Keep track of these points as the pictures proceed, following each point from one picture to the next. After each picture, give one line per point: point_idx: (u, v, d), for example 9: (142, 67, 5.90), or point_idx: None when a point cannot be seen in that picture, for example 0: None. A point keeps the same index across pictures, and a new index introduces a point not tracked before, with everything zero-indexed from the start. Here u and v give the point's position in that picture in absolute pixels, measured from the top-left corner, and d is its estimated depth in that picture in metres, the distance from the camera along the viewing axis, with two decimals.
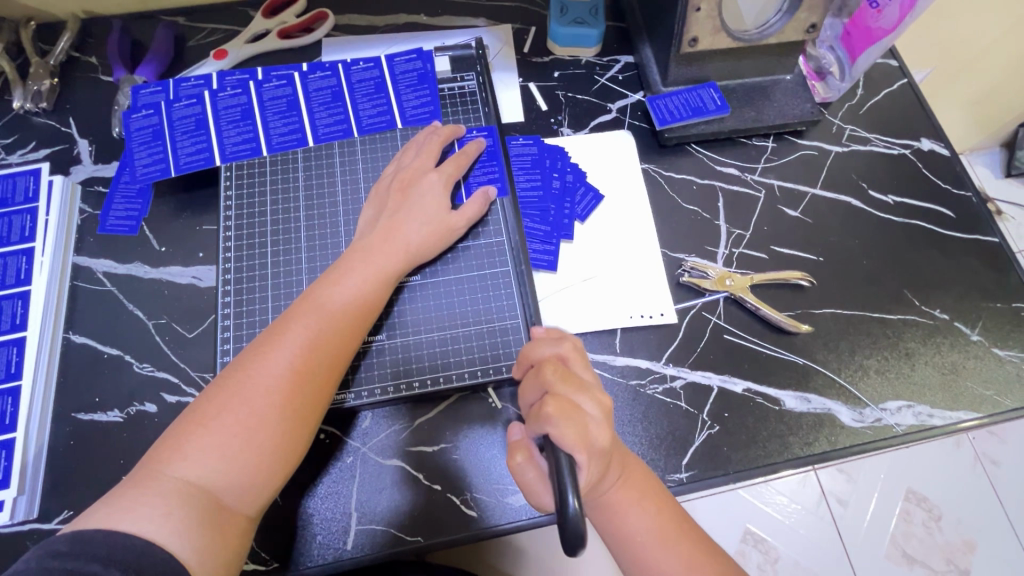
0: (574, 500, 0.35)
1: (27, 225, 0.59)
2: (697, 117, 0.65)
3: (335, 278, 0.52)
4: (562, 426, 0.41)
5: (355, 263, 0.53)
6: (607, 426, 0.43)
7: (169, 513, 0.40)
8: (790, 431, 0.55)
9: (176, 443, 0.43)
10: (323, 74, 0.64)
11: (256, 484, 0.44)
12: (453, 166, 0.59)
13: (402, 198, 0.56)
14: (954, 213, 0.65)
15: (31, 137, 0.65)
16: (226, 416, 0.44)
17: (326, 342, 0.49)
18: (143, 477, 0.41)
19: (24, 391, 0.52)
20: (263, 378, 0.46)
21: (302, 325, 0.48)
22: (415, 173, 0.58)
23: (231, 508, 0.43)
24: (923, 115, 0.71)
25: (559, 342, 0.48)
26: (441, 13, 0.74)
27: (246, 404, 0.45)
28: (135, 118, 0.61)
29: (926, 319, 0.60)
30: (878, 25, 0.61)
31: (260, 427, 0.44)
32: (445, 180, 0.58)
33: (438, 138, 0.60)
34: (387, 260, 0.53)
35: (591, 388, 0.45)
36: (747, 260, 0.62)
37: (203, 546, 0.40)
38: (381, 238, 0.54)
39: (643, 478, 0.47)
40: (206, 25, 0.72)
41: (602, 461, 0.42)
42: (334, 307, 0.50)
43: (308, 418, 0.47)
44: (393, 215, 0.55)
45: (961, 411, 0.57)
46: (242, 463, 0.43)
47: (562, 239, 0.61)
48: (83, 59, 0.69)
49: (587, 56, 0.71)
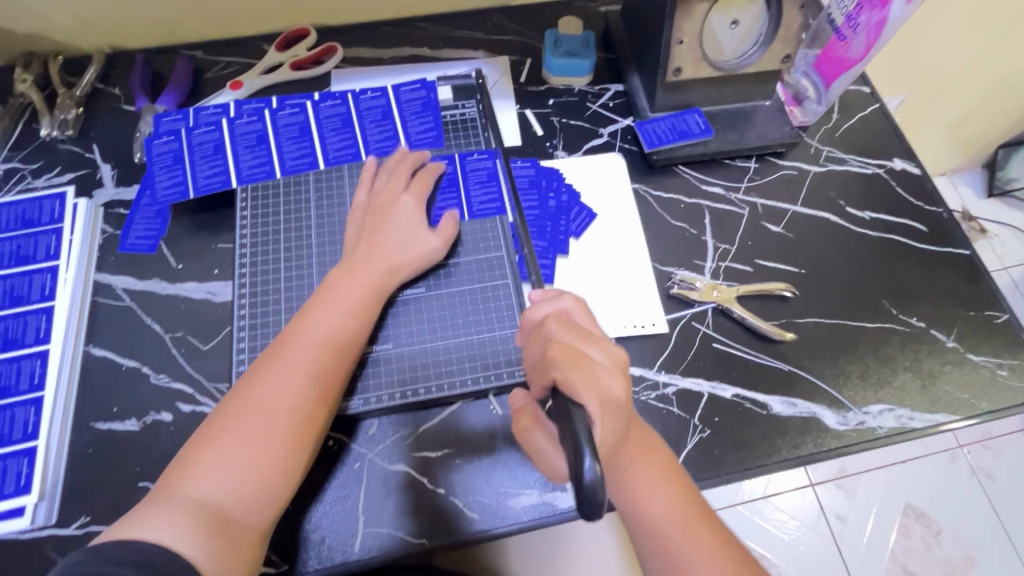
0: (591, 459, 0.35)
1: (51, 244, 0.62)
2: (684, 140, 0.70)
3: (321, 300, 0.55)
4: (571, 371, 0.42)
5: (338, 284, 0.56)
6: (618, 376, 0.45)
7: (186, 524, 0.42)
8: (778, 434, 0.58)
9: (185, 466, 0.46)
10: (334, 102, 0.69)
11: (265, 495, 0.46)
12: (421, 185, 0.62)
13: (380, 221, 0.60)
14: (928, 227, 0.70)
15: (57, 162, 0.69)
16: (223, 439, 0.47)
17: (316, 359, 0.51)
18: (152, 501, 0.44)
19: (46, 401, 0.55)
20: (253, 402, 0.48)
21: (292, 346, 0.51)
22: (389, 197, 0.61)
23: (243, 518, 0.45)
24: (895, 137, 0.75)
25: (560, 298, 0.51)
26: (443, 46, 0.79)
27: (247, 424, 0.47)
28: (157, 143, 0.65)
29: (904, 327, 0.64)
30: (848, 55, 0.66)
31: (261, 443, 0.47)
32: (418, 199, 0.61)
33: (407, 163, 0.63)
34: (372, 277, 0.56)
35: (599, 340, 0.47)
36: (734, 273, 0.66)
37: (217, 554, 0.42)
38: (363, 258, 0.57)
39: (660, 457, 0.50)
40: (222, 58, 0.77)
41: (617, 413, 0.43)
42: (319, 327, 0.53)
43: (308, 430, 0.49)
44: (373, 236, 0.59)
45: (941, 414, 0.60)
46: (243, 479, 0.46)
47: (558, 254, 0.65)
48: (107, 89, 0.74)
49: (579, 85, 0.76)
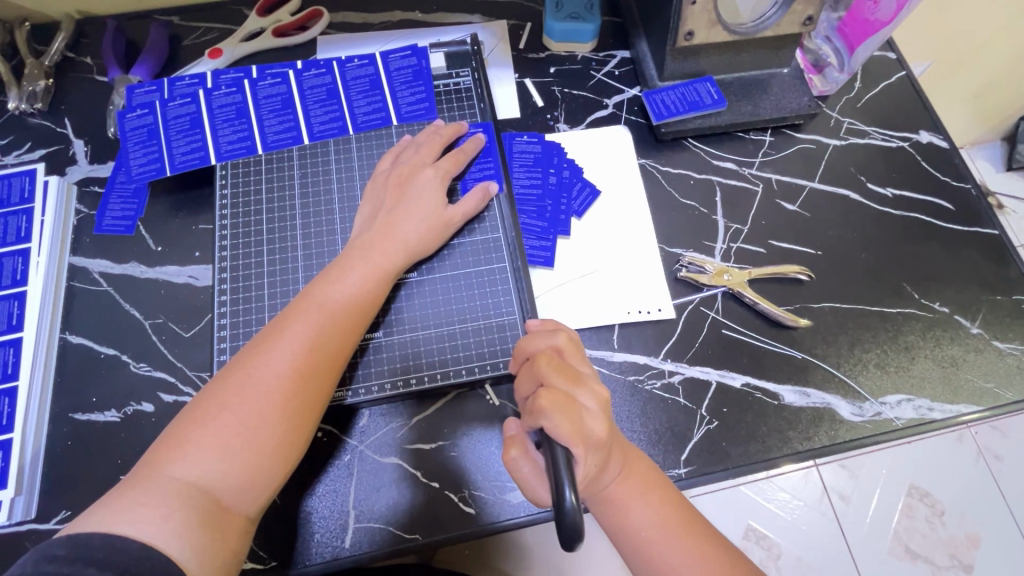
0: (571, 493, 0.35)
1: (22, 226, 0.59)
2: (694, 111, 0.65)
3: (334, 276, 0.51)
4: (558, 419, 0.40)
5: (354, 261, 0.52)
6: (604, 418, 0.42)
7: (172, 518, 0.39)
8: (789, 426, 0.55)
9: (175, 442, 0.43)
10: (318, 72, 0.64)
11: (257, 481, 0.44)
12: (450, 162, 0.59)
13: (400, 193, 0.56)
14: (954, 205, 0.65)
15: (27, 138, 0.65)
16: (225, 414, 0.44)
17: (329, 340, 0.49)
18: (143, 478, 0.41)
19: (21, 391, 0.52)
20: (262, 375, 0.46)
21: (303, 324, 0.48)
22: (412, 169, 0.57)
23: (232, 509, 0.42)
24: (921, 107, 0.70)
25: (554, 335, 0.47)
26: (436, 9, 0.73)
27: (247, 401, 0.45)
28: (130, 117, 0.61)
29: (925, 312, 0.60)
30: (875, 17, 0.60)
31: (262, 425, 0.44)
32: (441, 176, 0.57)
33: (440, 138, 0.60)
34: (388, 257, 0.53)
35: (588, 381, 0.44)
36: (745, 255, 0.62)
37: (203, 547, 0.40)
38: (379, 234, 0.54)
39: (643, 471, 0.47)
40: (200, 24, 0.72)
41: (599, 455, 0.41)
42: (333, 303, 0.50)
43: (310, 417, 0.47)
44: (391, 211, 0.55)
45: (962, 405, 0.57)
46: (240, 461, 0.43)
47: (559, 235, 0.61)
48: (79, 59, 0.69)
49: (583, 52, 0.71)
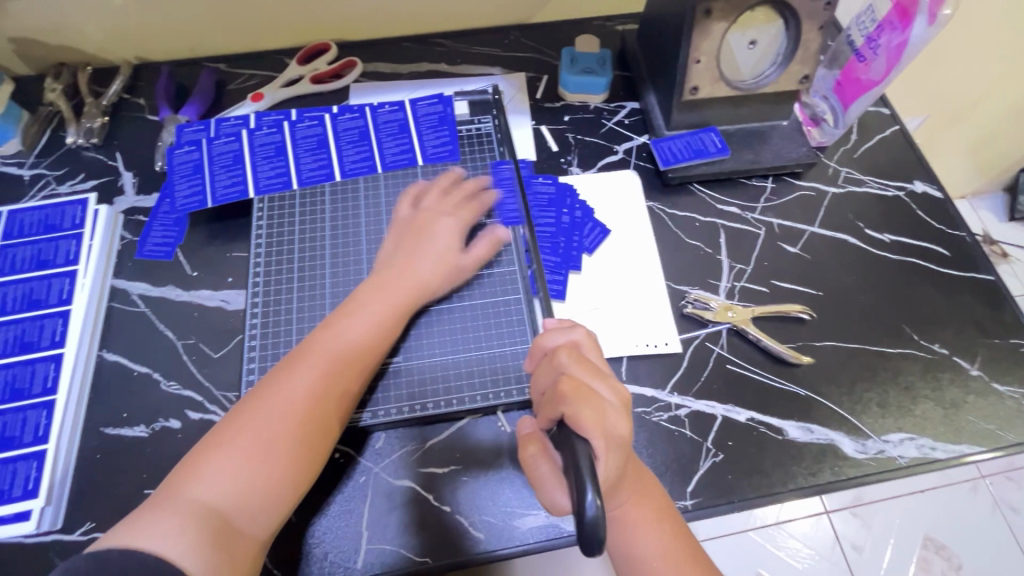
0: (593, 494, 0.33)
1: (71, 249, 0.63)
2: (698, 158, 0.69)
3: (350, 312, 0.55)
4: (580, 409, 0.39)
5: (371, 297, 0.56)
6: (625, 414, 0.41)
7: (186, 536, 0.41)
8: (794, 461, 0.56)
9: (192, 469, 0.45)
10: (352, 116, 0.70)
11: (269, 504, 0.45)
12: (469, 211, 0.63)
13: (417, 236, 0.60)
14: (949, 251, 0.68)
15: (80, 170, 0.70)
16: (242, 437, 0.46)
17: (340, 372, 0.51)
18: (161, 498, 0.43)
19: (58, 405, 0.55)
20: (280, 401, 0.48)
21: (317, 356, 0.51)
22: (429, 216, 0.61)
23: (243, 530, 0.44)
24: (914, 159, 0.74)
25: (571, 330, 0.46)
26: (460, 62, 0.80)
27: (265, 426, 0.47)
28: (179, 153, 0.67)
29: (925, 353, 0.62)
30: (867, 77, 0.65)
31: (273, 451, 0.46)
32: (458, 224, 0.61)
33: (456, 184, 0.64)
34: (403, 295, 0.57)
35: (607, 376, 0.43)
36: (749, 294, 0.65)
37: (215, 567, 0.41)
38: (396, 273, 0.57)
39: (659, 498, 0.47)
40: (244, 71, 0.78)
41: (622, 451, 0.40)
42: (351, 337, 0.53)
43: (321, 442, 0.49)
44: (409, 252, 0.59)
45: (964, 445, 0.58)
46: (254, 483, 0.45)
47: (570, 270, 0.64)
48: (133, 100, 0.76)
49: (595, 102, 0.76)
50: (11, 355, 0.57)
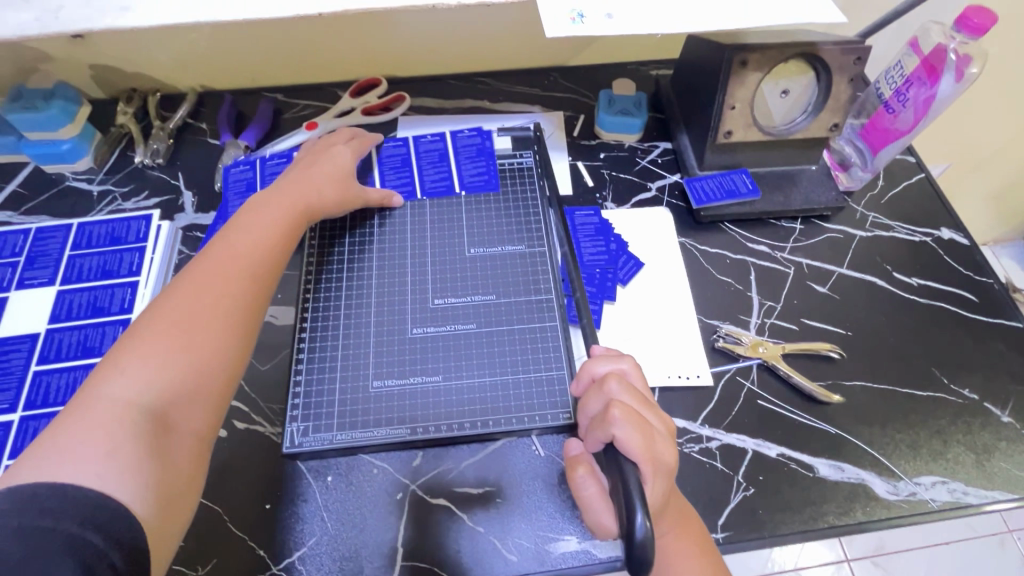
0: (642, 516, 0.34)
1: (135, 261, 0.67)
2: (730, 198, 0.72)
3: (248, 221, 0.55)
4: (631, 433, 0.40)
5: (264, 208, 0.57)
6: (670, 443, 0.43)
7: (108, 444, 0.39)
8: (825, 499, 0.57)
9: (101, 377, 0.43)
10: (396, 143, 0.74)
11: (197, 396, 0.45)
12: (359, 145, 0.69)
13: (314, 159, 0.65)
14: (978, 297, 0.69)
15: (145, 187, 0.75)
16: (154, 336, 0.45)
17: (255, 258, 0.52)
18: (71, 414, 0.41)
19: None
20: (190, 297, 0.48)
21: (217, 257, 0.51)
22: (327, 145, 0.67)
23: (176, 430, 0.43)
24: (941, 206, 0.76)
25: (620, 358, 0.48)
26: (502, 99, 0.84)
27: (173, 318, 0.46)
28: (234, 172, 0.72)
29: (955, 397, 0.63)
30: (895, 127, 0.68)
31: (195, 340, 0.46)
32: (351, 150, 0.67)
33: (352, 133, 0.70)
34: (291, 198, 0.58)
35: (655, 404, 0.44)
36: (779, 330, 0.66)
37: (148, 466, 0.40)
38: (277, 192, 0.59)
39: (698, 531, 0.48)
40: (300, 101, 0.84)
41: (668, 478, 0.41)
42: (256, 237, 0.54)
43: (238, 327, 0.49)
44: (304, 171, 0.62)
45: (997, 491, 0.58)
46: (171, 377, 0.44)
47: (605, 300, 0.66)
48: (197, 124, 0.81)
49: (629, 141, 0.80)
50: (73, 358, 0.60)
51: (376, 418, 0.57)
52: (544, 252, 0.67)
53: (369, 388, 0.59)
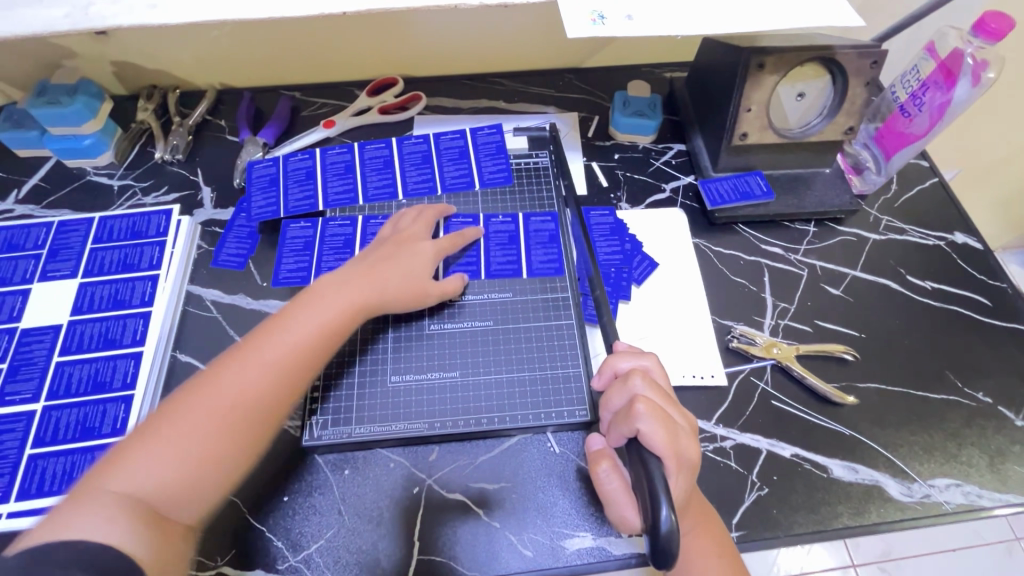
0: (668, 510, 0.34)
1: (154, 255, 0.67)
2: (745, 200, 0.72)
3: (312, 301, 0.53)
4: (654, 428, 0.40)
5: (334, 291, 0.54)
6: (695, 439, 0.42)
7: (113, 522, 0.40)
8: (839, 500, 0.57)
9: (121, 454, 0.43)
10: (416, 141, 0.75)
11: (200, 491, 0.45)
12: (448, 243, 0.63)
13: (396, 248, 0.60)
14: (992, 302, 0.69)
15: (164, 183, 0.76)
16: (182, 421, 0.45)
17: (294, 362, 0.50)
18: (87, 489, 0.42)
19: (135, 399, 0.58)
20: (232, 383, 0.47)
21: (274, 342, 0.50)
22: (413, 236, 0.62)
23: (172, 519, 0.43)
24: (955, 211, 0.77)
25: (642, 355, 0.48)
26: (518, 100, 0.85)
27: (204, 407, 0.46)
28: (258, 168, 0.72)
29: (969, 401, 0.63)
30: (909, 131, 0.69)
31: (218, 429, 0.46)
32: (436, 250, 0.62)
33: (434, 211, 0.66)
34: (359, 291, 0.55)
35: (678, 401, 0.44)
36: (793, 332, 0.67)
37: (148, 548, 0.41)
38: (355, 276, 0.56)
39: (718, 531, 0.48)
40: (318, 100, 0.85)
41: (691, 474, 0.41)
42: (313, 324, 0.52)
43: (267, 422, 0.48)
44: (381, 262, 0.58)
45: (1011, 495, 0.58)
46: (187, 467, 0.44)
47: (620, 300, 0.67)
48: (215, 121, 0.82)
49: (644, 143, 0.81)
50: (95, 350, 0.61)
51: (393, 413, 0.58)
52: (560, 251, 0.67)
53: (387, 383, 0.59)
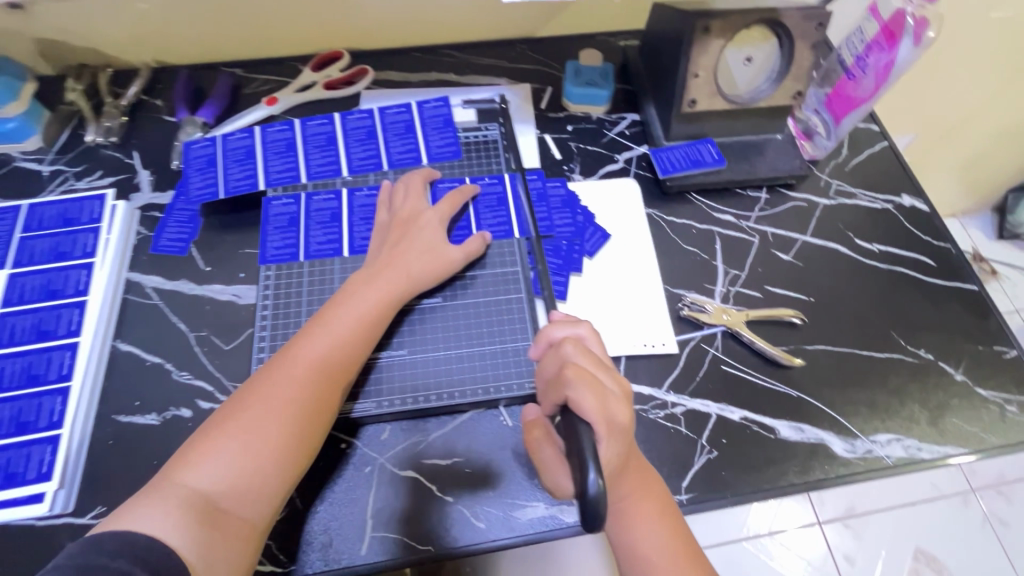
0: (595, 475, 0.35)
1: (89, 242, 0.65)
2: (696, 168, 0.72)
3: (342, 303, 0.57)
4: (582, 394, 0.40)
5: (362, 291, 0.58)
6: (626, 402, 0.43)
7: (177, 516, 0.44)
8: (785, 458, 0.58)
9: (189, 455, 0.48)
10: (360, 115, 0.72)
11: (260, 490, 0.48)
12: (448, 205, 0.65)
13: (402, 232, 0.62)
14: (936, 262, 0.71)
15: (98, 167, 0.72)
16: (238, 423, 0.49)
17: (337, 356, 0.54)
18: (159, 485, 0.46)
19: (73, 391, 0.57)
20: (280, 387, 0.51)
21: (315, 346, 0.54)
22: (412, 212, 0.64)
23: (235, 516, 0.47)
24: (903, 174, 0.78)
25: (576, 323, 0.48)
26: (468, 72, 0.83)
27: (257, 410, 0.50)
28: (195, 148, 0.70)
29: (912, 358, 0.64)
30: (857, 93, 0.68)
31: (269, 430, 0.50)
32: (439, 218, 0.63)
33: (421, 177, 0.66)
34: (385, 285, 0.58)
35: (611, 367, 0.45)
36: (744, 298, 0.67)
37: (203, 542, 0.44)
38: (379, 271, 0.59)
39: (658, 491, 0.49)
40: (260, 76, 0.81)
41: (623, 437, 0.41)
42: (348, 325, 0.56)
43: (316, 422, 0.52)
44: (394, 247, 0.61)
45: (950, 446, 0.60)
46: (244, 467, 0.48)
47: (572, 272, 0.66)
48: (152, 101, 0.78)
49: (597, 113, 0.79)
50: (28, 343, 0.58)
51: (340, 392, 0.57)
52: (511, 225, 0.67)
53: None
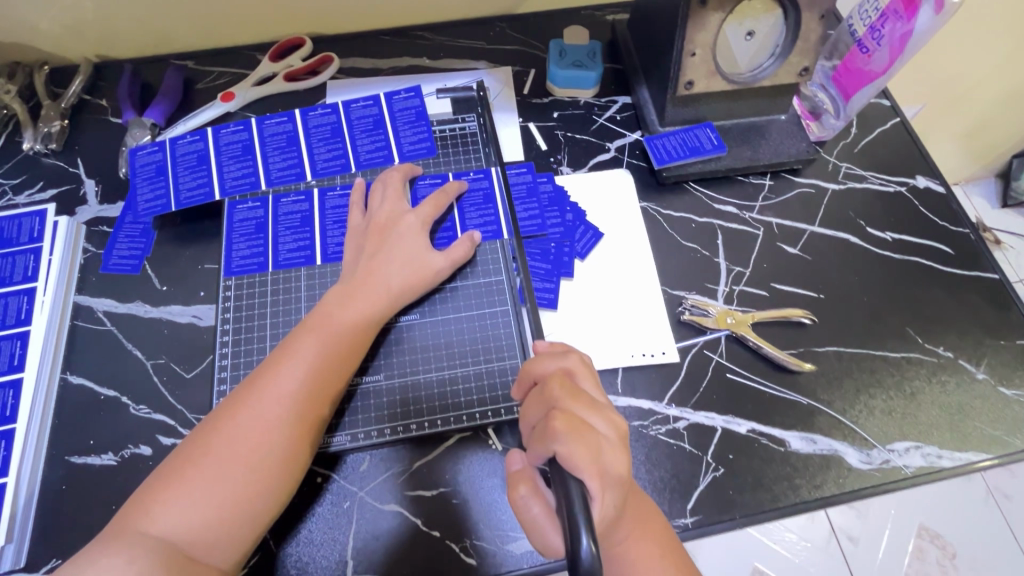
0: (588, 539, 0.31)
1: (30, 265, 0.59)
2: (694, 156, 0.66)
3: (320, 320, 0.51)
4: (572, 447, 0.36)
5: (340, 307, 0.52)
6: (621, 450, 0.39)
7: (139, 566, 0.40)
8: (796, 473, 0.54)
9: (152, 498, 0.43)
10: (324, 111, 0.66)
11: (231, 535, 0.43)
12: (431, 206, 0.59)
13: (380, 239, 0.56)
14: (954, 249, 0.66)
15: (39, 178, 0.66)
16: (206, 460, 0.44)
17: (316, 380, 0.48)
18: (119, 531, 0.42)
19: (17, 434, 0.52)
20: (251, 417, 0.46)
21: (289, 370, 0.48)
22: (392, 216, 0.57)
23: (203, 564, 0.42)
24: (916, 153, 0.72)
25: (564, 356, 0.44)
26: (443, 56, 0.76)
27: (226, 445, 0.45)
28: (141, 155, 0.63)
29: (930, 357, 0.60)
30: (869, 68, 0.62)
31: (240, 467, 0.44)
32: (421, 222, 0.57)
33: (399, 174, 0.60)
34: (365, 301, 0.53)
35: (603, 407, 0.41)
36: (748, 298, 0.62)
37: None
38: (359, 283, 0.54)
39: (660, 531, 0.45)
40: (214, 69, 0.74)
41: (618, 489, 0.38)
42: (326, 345, 0.50)
43: (293, 456, 0.46)
44: (373, 258, 0.55)
45: (971, 452, 0.56)
46: (213, 510, 0.43)
47: (562, 277, 0.61)
48: (95, 101, 0.71)
49: (585, 97, 0.73)
50: None
51: None
52: (494, 227, 0.61)
53: None
